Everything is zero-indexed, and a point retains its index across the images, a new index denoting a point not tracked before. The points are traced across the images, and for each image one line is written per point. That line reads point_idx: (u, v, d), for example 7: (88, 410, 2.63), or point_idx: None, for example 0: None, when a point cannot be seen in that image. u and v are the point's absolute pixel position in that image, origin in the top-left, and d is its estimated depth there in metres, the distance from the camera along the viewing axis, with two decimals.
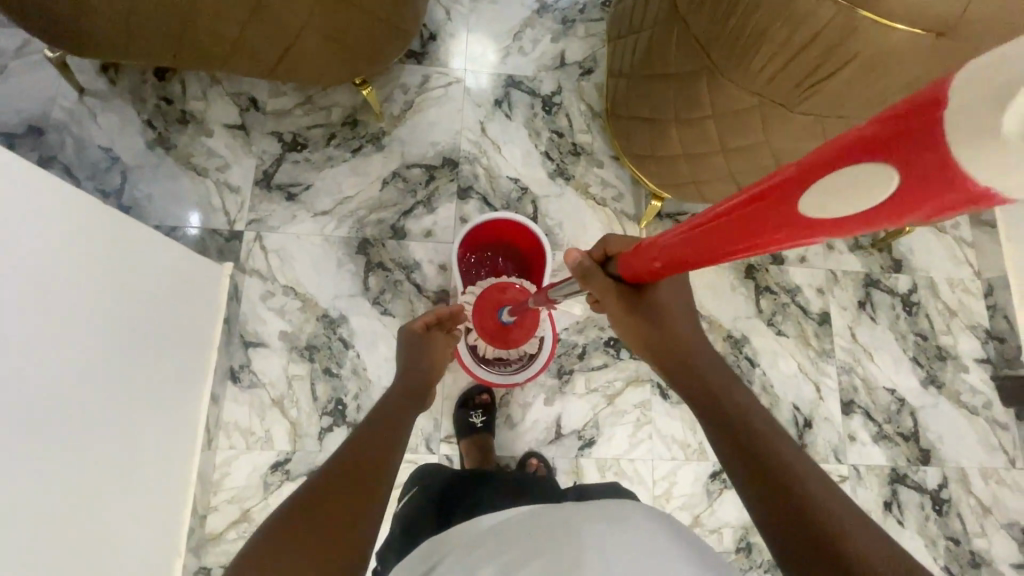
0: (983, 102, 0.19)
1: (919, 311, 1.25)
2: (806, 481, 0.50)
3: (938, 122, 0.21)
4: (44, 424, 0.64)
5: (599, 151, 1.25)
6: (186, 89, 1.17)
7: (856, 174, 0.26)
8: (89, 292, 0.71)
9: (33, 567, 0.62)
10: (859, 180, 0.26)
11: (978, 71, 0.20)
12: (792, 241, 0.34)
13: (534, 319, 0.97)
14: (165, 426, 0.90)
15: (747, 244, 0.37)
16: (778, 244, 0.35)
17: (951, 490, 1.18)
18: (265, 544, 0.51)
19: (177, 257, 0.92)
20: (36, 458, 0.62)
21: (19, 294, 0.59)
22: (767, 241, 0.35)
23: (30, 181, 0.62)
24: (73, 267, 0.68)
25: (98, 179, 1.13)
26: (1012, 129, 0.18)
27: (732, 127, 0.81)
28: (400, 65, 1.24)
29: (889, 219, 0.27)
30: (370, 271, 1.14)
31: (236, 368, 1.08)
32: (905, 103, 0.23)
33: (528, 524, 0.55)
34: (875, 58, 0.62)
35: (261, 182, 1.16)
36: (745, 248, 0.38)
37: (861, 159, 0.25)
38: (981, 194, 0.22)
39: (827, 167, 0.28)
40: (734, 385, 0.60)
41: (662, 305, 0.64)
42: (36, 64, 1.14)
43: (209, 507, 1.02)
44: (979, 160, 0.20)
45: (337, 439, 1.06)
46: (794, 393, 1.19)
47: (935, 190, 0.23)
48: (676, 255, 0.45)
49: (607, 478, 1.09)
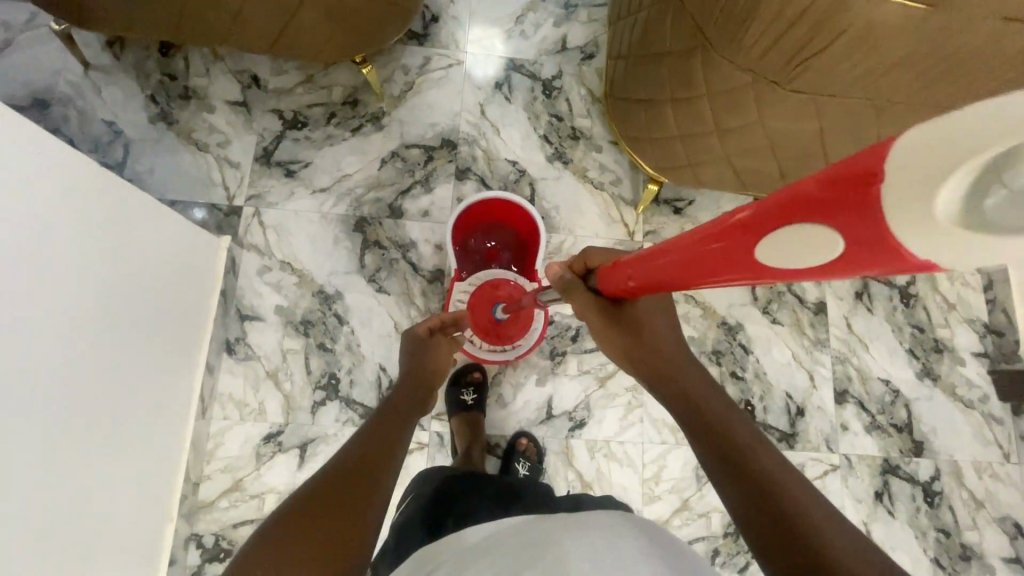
0: (914, 187, 0.20)
1: (917, 303, 1.25)
2: (804, 508, 0.48)
3: (871, 196, 0.23)
4: (46, 379, 0.65)
5: (598, 136, 1.25)
6: (190, 66, 1.19)
7: (811, 230, 0.27)
8: (93, 257, 0.73)
9: (26, 516, 0.64)
10: (815, 236, 0.27)
11: (903, 151, 0.21)
12: (762, 277, 0.35)
13: (527, 315, 1.03)
14: (161, 393, 0.92)
15: (721, 275, 0.39)
16: (751, 278, 0.37)
17: (943, 483, 1.17)
18: (268, 540, 0.51)
19: (177, 228, 0.94)
20: (35, 415, 0.64)
21: (24, 251, 0.61)
22: (739, 274, 0.37)
23: (40, 144, 0.63)
24: (79, 230, 0.70)
25: (101, 152, 1.14)
26: (944, 215, 0.20)
27: (726, 106, 0.82)
28: (401, 46, 1.24)
29: (845, 270, 0.28)
30: (366, 249, 1.15)
31: (232, 341, 1.09)
32: (842, 167, 0.25)
33: (520, 539, 0.54)
34: (863, 32, 0.63)
35: (261, 159, 1.17)
36: (720, 278, 0.39)
37: (814, 217, 0.27)
38: (921, 262, 0.23)
39: (783, 219, 0.29)
40: (712, 388, 0.59)
41: (641, 317, 0.63)
42: (42, 38, 1.16)
43: (203, 475, 1.04)
44: (916, 234, 0.21)
45: (330, 413, 1.07)
46: (787, 381, 1.19)
47: (878, 254, 0.24)
48: (657, 280, 0.47)
49: (597, 459, 1.09)
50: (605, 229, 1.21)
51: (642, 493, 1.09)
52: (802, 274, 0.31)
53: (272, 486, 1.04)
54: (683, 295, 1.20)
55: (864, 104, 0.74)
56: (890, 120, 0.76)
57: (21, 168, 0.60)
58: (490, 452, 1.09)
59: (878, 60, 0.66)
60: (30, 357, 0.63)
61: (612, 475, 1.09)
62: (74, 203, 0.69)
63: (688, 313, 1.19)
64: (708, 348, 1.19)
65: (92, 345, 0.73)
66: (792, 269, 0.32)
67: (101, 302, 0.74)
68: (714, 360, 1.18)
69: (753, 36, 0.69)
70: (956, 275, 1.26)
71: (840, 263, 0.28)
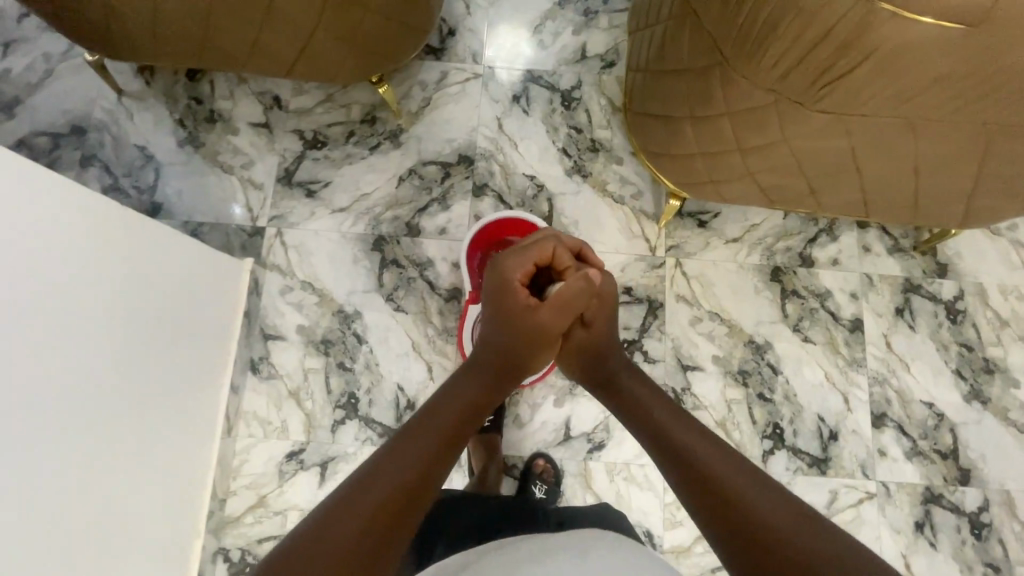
0: (497, 269, 0.74)
1: (965, 320, 1.16)
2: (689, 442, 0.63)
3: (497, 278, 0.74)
4: (76, 413, 0.68)
5: (618, 148, 1.22)
6: (215, 89, 1.22)
7: (491, 294, 0.75)
8: (113, 277, 0.75)
9: (58, 546, 0.67)
10: (497, 302, 0.74)
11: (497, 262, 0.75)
12: (524, 322, 0.73)
13: None
14: (186, 414, 0.95)
15: (528, 332, 0.73)
16: (526, 324, 0.73)
17: (992, 514, 1.10)
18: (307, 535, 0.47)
19: (198, 255, 0.96)
20: (66, 450, 0.67)
21: (52, 296, 0.64)
22: (524, 326, 0.73)
23: (50, 176, 0.65)
24: (97, 253, 0.72)
25: (133, 176, 1.19)
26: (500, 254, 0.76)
27: (748, 125, 0.77)
28: (419, 61, 1.24)
29: (506, 305, 0.73)
30: (384, 267, 1.15)
31: (256, 360, 1.12)
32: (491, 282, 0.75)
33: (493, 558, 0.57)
34: (894, 53, 0.59)
35: (283, 179, 1.19)
36: (533, 334, 0.74)
37: (494, 295, 0.74)
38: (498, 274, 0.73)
39: (496, 302, 0.74)
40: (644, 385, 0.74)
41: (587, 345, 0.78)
42: (81, 67, 1.21)
43: (229, 491, 1.07)
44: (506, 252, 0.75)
45: (350, 431, 1.09)
46: (819, 403, 1.13)
47: (505, 291, 0.73)
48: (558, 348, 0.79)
49: (616, 483, 1.07)
50: (626, 244, 1.18)
51: (663, 519, 1.06)
52: (507, 308, 0.73)
53: (295, 503, 1.07)
54: (707, 312, 1.16)
55: (900, 122, 0.69)
56: (932, 135, 0.70)
57: (31, 200, 0.62)
58: (507, 473, 1.08)
59: (910, 81, 0.62)
60: (55, 367, 0.65)
61: (631, 500, 1.06)
62: (87, 229, 0.71)
63: (713, 331, 1.15)
64: (734, 368, 1.14)
65: (116, 362, 0.75)
66: (507, 313, 0.73)
67: (123, 317, 0.77)
68: (740, 381, 1.13)
69: (774, 56, 0.66)
70: (1010, 289, 1.17)
71: (507, 302, 0.73)
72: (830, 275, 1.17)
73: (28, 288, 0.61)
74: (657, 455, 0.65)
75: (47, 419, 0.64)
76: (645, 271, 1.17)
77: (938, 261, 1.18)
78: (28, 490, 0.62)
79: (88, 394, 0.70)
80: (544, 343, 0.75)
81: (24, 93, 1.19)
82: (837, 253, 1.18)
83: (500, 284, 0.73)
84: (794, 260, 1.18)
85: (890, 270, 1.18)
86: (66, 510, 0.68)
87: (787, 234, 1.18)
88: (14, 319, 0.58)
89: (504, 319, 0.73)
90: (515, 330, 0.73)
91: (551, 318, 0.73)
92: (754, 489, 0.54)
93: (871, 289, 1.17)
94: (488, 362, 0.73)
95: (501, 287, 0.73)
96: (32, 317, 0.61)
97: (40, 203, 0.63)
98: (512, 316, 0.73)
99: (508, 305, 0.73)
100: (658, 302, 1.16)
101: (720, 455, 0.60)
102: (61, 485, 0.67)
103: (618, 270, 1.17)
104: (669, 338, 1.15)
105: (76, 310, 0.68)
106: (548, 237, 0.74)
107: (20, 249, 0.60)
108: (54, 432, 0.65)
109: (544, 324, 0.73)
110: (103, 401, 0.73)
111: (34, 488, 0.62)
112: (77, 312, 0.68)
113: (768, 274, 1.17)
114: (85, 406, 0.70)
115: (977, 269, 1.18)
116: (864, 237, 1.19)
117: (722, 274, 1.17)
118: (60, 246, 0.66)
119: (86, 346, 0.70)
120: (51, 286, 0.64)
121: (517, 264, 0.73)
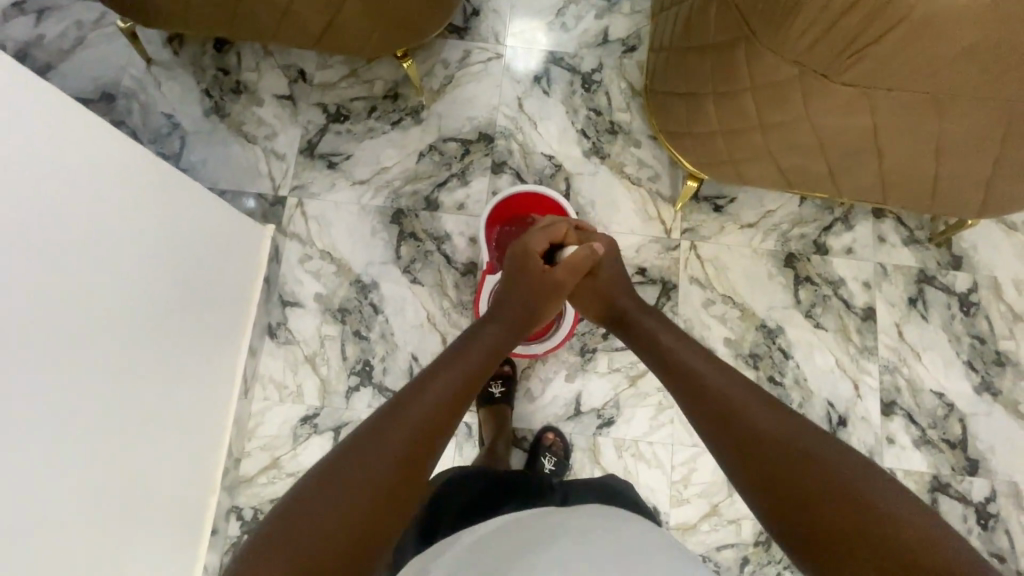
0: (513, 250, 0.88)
1: (979, 312, 1.16)
2: (736, 398, 0.62)
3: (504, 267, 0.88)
4: (93, 365, 0.69)
5: (636, 130, 1.23)
6: (241, 61, 1.24)
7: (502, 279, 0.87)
8: (133, 229, 0.76)
9: (75, 498, 0.69)
10: (506, 274, 0.86)
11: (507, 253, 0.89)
12: (545, 275, 0.84)
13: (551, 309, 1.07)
14: (205, 373, 0.97)
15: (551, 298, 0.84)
16: (546, 277, 0.83)
17: (999, 505, 1.10)
18: (289, 512, 0.48)
19: (220, 218, 0.98)
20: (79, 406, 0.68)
21: (80, 251, 0.66)
22: (541, 280, 0.83)
23: (75, 113, 0.65)
24: (116, 200, 0.72)
25: (160, 143, 1.21)
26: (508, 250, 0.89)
27: (772, 100, 0.78)
28: (442, 39, 1.25)
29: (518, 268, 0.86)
30: (402, 240, 1.17)
31: (274, 325, 1.14)
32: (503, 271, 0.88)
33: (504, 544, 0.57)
34: (920, 24, 0.61)
35: (306, 151, 1.21)
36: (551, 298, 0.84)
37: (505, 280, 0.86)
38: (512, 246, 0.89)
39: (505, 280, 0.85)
40: (697, 354, 0.70)
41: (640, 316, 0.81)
42: (111, 35, 1.24)
43: (244, 452, 1.10)
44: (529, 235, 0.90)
45: (364, 398, 1.11)
46: (830, 389, 1.14)
47: (519, 260, 0.86)
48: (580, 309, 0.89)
49: (625, 459, 1.08)
50: (641, 225, 1.19)
51: (670, 496, 1.07)
52: (523, 268, 0.85)
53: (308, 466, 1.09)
54: (720, 295, 1.16)
55: (924, 98, 0.70)
56: (956, 114, 0.71)
57: (56, 133, 0.61)
58: (517, 445, 1.10)
59: (933, 55, 0.64)
60: (73, 310, 0.65)
61: (639, 476, 1.07)
62: (105, 175, 0.70)
63: (725, 314, 1.16)
64: (745, 351, 1.15)
65: (130, 315, 0.76)
66: (522, 278, 0.83)
67: (141, 269, 0.78)
68: (751, 364, 1.14)
69: (802, 26, 0.67)
70: None
71: (526, 259, 0.86)
72: (845, 263, 1.18)
73: (48, 225, 0.61)
74: (693, 409, 0.65)
75: (67, 369, 0.65)
76: (660, 252, 1.18)
77: (953, 254, 1.18)
78: (40, 437, 0.62)
79: (108, 347, 0.72)
80: (559, 296, 0.85)
81: (56, 59, 1.22)
82: (852, 242, 1.19)
83: (515, 252, 0.88)
84: (809, 247, 1.18)
85: (904, 260, 1.18)
86: (78, 463, 0.69)
87: (802, 221, 1.19)
88: (39, 261, 0.60)
89: (524, 275, 0.84)
90: (540, 279, 0.83)
91: (567, 273, 0.84)
92: (805, 434, 0.55)
93: (885, 279, 1.17)
94: (519, 304, 0.81)
95: (523, 253, 0.87)
96: (53, 258, 0.62)
97: (64, 142, 0.63)
98: (534, 272, 0.84)
99: (527, 264, 0.85)
100: (672, 283, 1.17)
101: (752, 401, 0.61)
102: (76, 434, 0.68)
103: (633, 250, 1.18)
104: (681, 318, 1.16)
105: (103, 262, 0.70)
106: (564, 222, 0.92)
107: (58, 204, 0.62)
108: (75, 381, 0.67)
109: (561, 277, 0.84)
110: (122, 350, 0.74)
111: (53, 436, 0.64)
112: (101, 255, 0.69)
113: (782, 260, 1.18)
114: (101, 351, 0.70)
115: (993, 262, 1.18)
116: (880, 227, 1.19)
117: (736, 258, 1.18)
118: (84, 191, 0.66)
119: (106, 293, 0.70)
120: (74, 224, 0.65)
121: (536, 240, 0.89)
